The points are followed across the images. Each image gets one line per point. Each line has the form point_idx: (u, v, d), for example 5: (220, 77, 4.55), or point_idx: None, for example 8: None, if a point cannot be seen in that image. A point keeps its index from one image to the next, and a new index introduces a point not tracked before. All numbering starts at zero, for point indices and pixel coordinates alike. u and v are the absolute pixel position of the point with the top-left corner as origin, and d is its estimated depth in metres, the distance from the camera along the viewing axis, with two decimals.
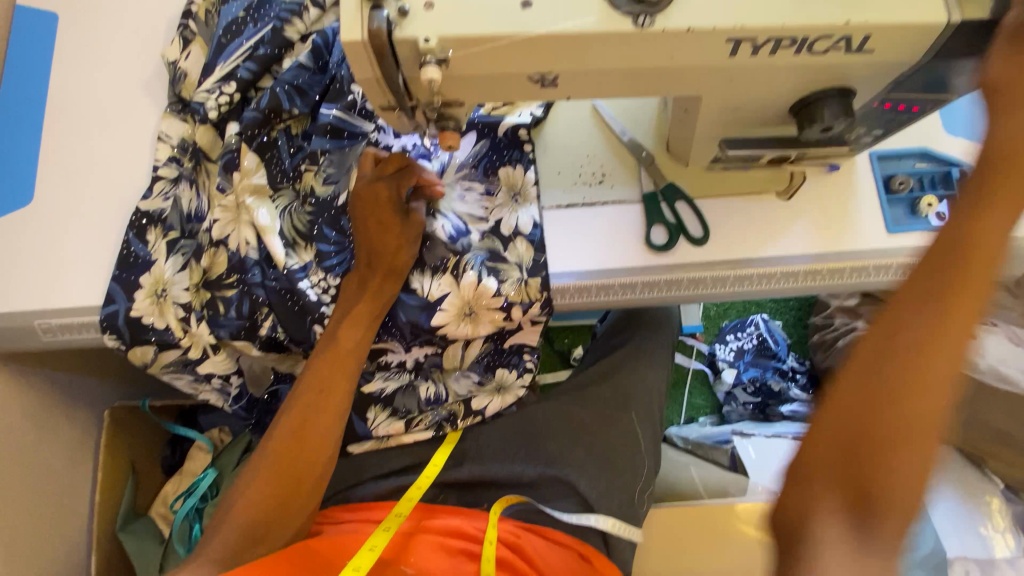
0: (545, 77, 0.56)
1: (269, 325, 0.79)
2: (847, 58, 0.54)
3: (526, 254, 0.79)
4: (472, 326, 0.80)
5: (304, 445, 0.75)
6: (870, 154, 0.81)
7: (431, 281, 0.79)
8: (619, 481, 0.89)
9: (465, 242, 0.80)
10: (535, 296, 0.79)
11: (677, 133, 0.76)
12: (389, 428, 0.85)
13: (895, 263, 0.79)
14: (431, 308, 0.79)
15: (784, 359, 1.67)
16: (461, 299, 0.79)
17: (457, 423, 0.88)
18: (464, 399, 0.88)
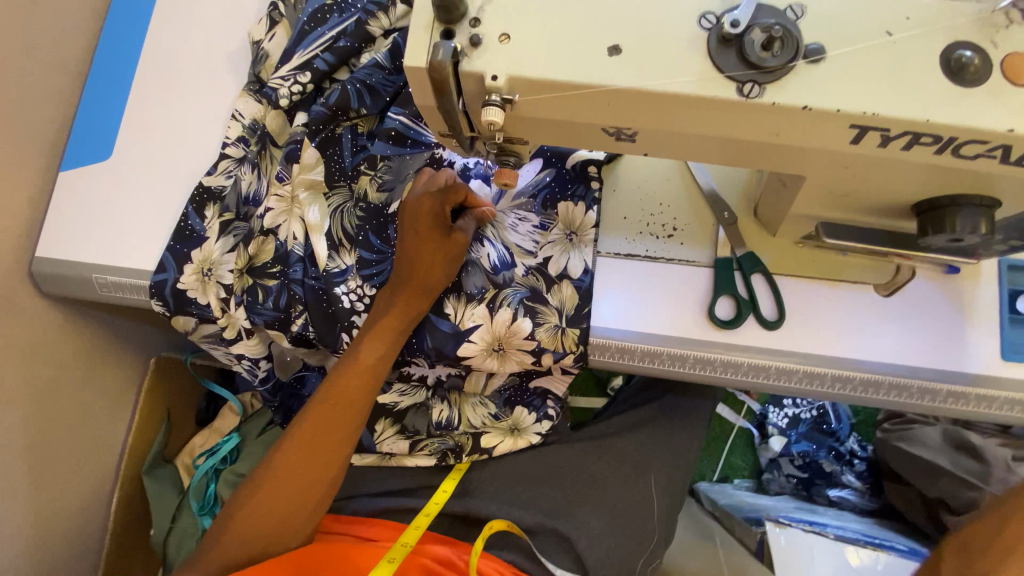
0: (622, 132, 0.49)
1: (301, 322, 0.78)
2: (1001, 168, 0.43)
3: (570, 300, 0.74)
4: (499, 362, 0.76)
5: (312, 459, 0.73)
6: (998, 262, 0.69)
7: (464, 309, 0.75)
8: (625, 549, 0.82)
9: (507, 274, 0.75)
10: (570, 348, 0.73)
11: (768, 201, 0.66)
12: (396, 445, 0.83)
13: (1001, 395, 0.66)
14: (458, 337, 0.75)
15: (843, 440, 1.52)
16: (492, 334, 0.74)
17: (462, 457, 0.84)
18: (475, 432, 0.84)
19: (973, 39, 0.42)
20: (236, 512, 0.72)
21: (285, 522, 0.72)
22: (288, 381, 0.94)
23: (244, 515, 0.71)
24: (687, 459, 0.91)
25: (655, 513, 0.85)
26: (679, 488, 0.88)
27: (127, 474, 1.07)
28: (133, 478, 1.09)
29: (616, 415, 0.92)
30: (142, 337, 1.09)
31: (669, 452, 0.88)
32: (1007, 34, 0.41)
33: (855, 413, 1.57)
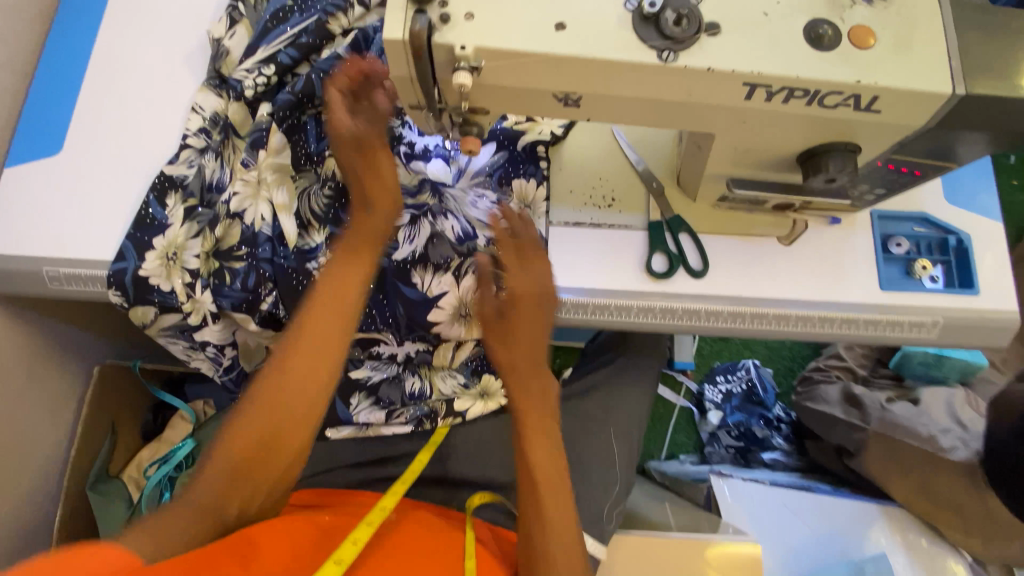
0: (569, 97, 0.59)
1: (271, 300, 0.81)
2: (855, 114, 0.57)
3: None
4: (465, 328, 0.84)
5: (301, 360, 0.65)
6: (871, 213, 0.84)
7: (432, 277, 0.82)
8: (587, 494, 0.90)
9: (470, 245, 0.83)
10: None
11: (688, 168, 0.79)
12: (370, 417, 0.87)
13: (884, 319, 0.80)
14: (428, 304, 0.82)
15: (771, 407, 1.66)
16: (458, 300, 0.82)
17: (436, 421, 0.89)
18: (447, 399, 0.90)
19: (827, 17, 0.55)
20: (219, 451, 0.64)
21: (262, 481, 0.65)
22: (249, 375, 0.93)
23: (225, 456, 0.64)
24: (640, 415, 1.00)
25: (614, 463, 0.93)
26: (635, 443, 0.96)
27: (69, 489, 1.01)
28: (76, 495, 1.03)
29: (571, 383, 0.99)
30: (86, 343, 1.05)
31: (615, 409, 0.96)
32: (849, 14, 0.56)
33: (779, 384, 1.74)
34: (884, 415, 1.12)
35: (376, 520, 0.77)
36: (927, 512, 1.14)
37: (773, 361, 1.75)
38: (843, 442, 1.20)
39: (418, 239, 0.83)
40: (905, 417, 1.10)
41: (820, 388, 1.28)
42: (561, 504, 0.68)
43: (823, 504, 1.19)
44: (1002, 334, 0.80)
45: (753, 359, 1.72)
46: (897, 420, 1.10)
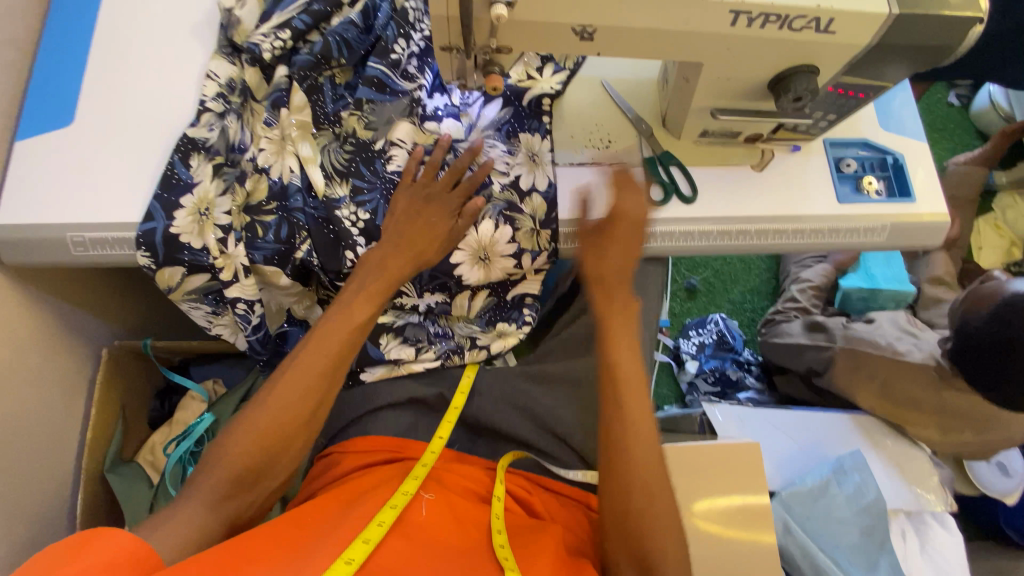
0: (585, 31, 0.69)
1: (305, 249, 0.86)
2: (816, 36, 0.70)
3: (542, 207, 0.91)
4: (483, 270, 0.92)
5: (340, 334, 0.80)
6: (823, 141, 0.99)
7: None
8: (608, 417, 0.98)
9: (487, 192, 0.90)
10: (544, 247, 0.92)
11: (673, 107, 0.90)
12: (399, 356, 0.93)
13: (843, 227, 0.94)
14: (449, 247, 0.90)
15: (741, 351, 1.83)
16: (479, 242, 0.90)
17: (463, 355, 0.97)
18: (470, 335, 0.98)
19: None
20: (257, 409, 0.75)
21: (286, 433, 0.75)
22: (273, 337, 0.95)
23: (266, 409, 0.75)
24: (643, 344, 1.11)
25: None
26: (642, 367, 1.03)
27: (88, 475, 0.99)
28: (94, 481, 1.01)
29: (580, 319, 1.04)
30: (94, 325, 1.03)
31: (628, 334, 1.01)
32: None
33: (745, 332, 1.90)
34: (847, 334, 1.34)
35: (417, 470, 0.83)
36: (889, 413, 1.30)
37: (739, 312, 1.91)
38: (812, 365, 1.38)
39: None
40: (867, 333, 1.31)
41: (786, 323, 1.49)
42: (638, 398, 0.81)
43: (800, 420, 1.33)
44: (936, 233, 0.97)
45: (720, 313, 1.86)
46: (858, 336, 1.31)
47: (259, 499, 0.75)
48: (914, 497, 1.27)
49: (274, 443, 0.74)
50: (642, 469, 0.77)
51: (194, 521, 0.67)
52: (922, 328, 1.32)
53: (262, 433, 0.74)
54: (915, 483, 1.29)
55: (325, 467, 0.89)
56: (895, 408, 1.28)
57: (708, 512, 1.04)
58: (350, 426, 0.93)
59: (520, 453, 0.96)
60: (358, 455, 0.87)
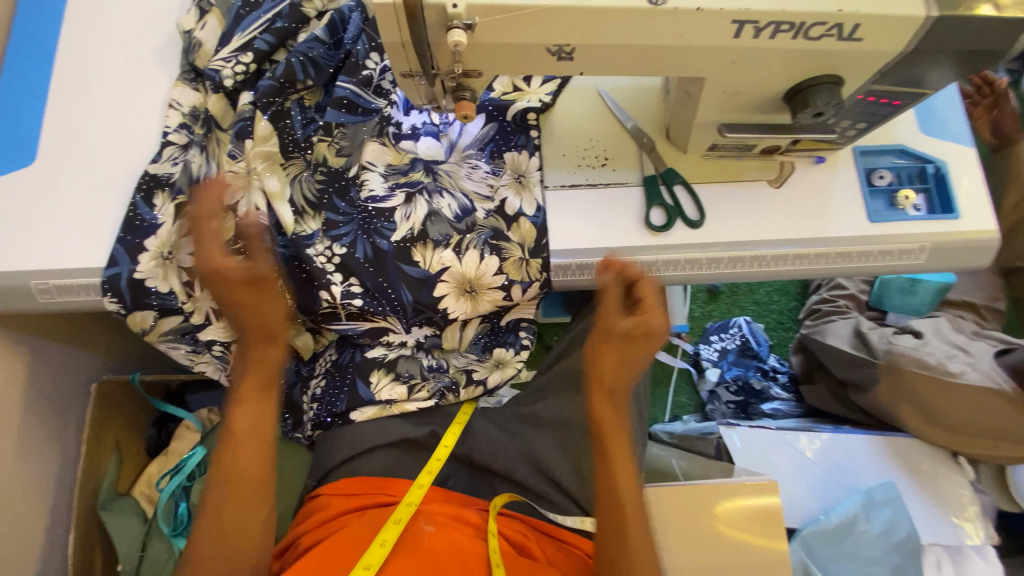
0: (562, 50, 0.60)
1: (277, 290, 0.80)
2: (838, 44, 0.59)
3: (530, 232, 0.82)
4: (470, 304, 0.83)
5: (249, 434, 0.70)
6: (852, 149, 0.87)
7: (433, 254, 0.81)
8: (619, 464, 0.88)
9: (471, 219, 0.82)
10: (535, 276, 0.82)
11: (676, 119, 0.80)
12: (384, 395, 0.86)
13: (873, 250, 0.83)
14: (433, 280, 0.81)
15: (765, 359, 1.71)
16: (464, 275, 0.81)
17: (459, 392, 0.89)
18: (465, 369, 0.90)
19: None
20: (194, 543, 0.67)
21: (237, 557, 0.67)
22: None
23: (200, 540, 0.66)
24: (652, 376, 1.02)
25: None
26: (640, 399, 0.93)
27: (82, 510, 0.99)
28: (90, 515, 1.01)
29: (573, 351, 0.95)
30: (82, 360, 1.02)
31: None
32: None
33: (771, 337, 1.78)
34: (890, 346, 1.16)
35: (398, 516, 0.77)
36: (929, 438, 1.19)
37: (763, 315, 1.78)
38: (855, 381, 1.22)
39: (416, 216, 0.81)
40: (914, 349, 1.13)
41: (829, 324, 1.31)
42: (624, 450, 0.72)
43: (832, 444, 1.22)
44: (986, 252, 0.84)
45: (743, 316, 1.75)
46: (903, 350, 1.14)
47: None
48: (950, 528, 1.16)
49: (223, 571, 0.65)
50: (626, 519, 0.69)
51: None
52: (968, 340, 1.17)
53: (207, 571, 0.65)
54: (952, 512, 1.18)
55: (313, 509, 0.83)
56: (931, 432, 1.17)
57: None
58: (335, 470, 0.86)
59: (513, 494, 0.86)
60: (340, 499, 0.82)
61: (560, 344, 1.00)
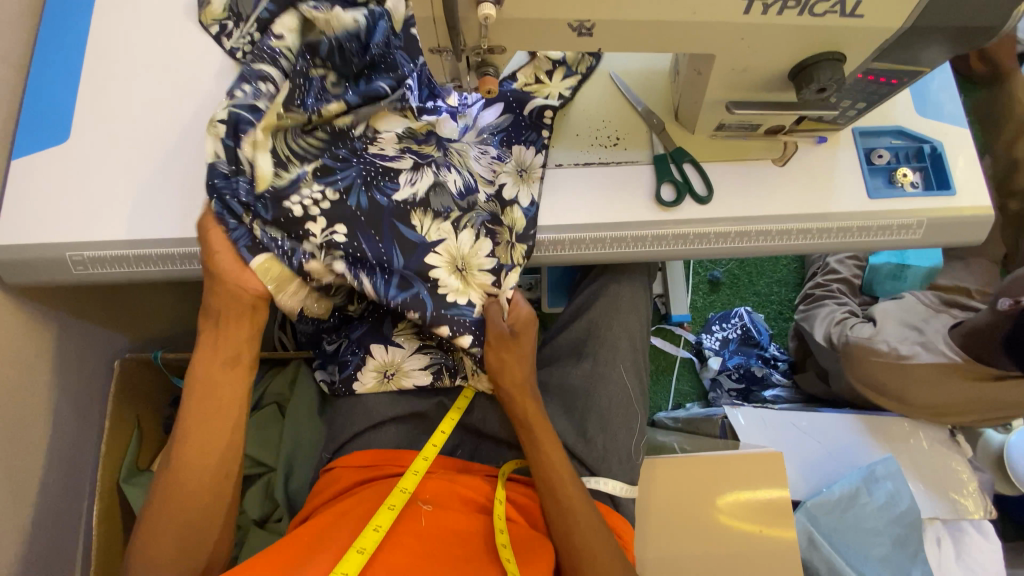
0: (583, 26, 0.63)
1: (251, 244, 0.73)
2: (841, 21, 0.63)
3: (520, 220, 0.84)
4: (461, 284, 0.80)
5: (208, 433, 0.76)
6: (852, 130, 0.91)
7: (432, 223, 0.79)
8: (624, 432, 0.91)
9: (472, 199, 0.83)
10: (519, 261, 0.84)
11: (686, 99, 0.84)
12: (388, 353, 0.88)
13: (874, 225, 0.87)
14: (426, 248, 0.78)
15: (766, 347, 1.75)
16: (456, 253, 0.79)
17: (456, 378, 0.89)
18: (472, 360, 0.88)
19: None
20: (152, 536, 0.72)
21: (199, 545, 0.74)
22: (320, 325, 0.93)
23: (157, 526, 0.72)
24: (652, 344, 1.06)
25: (628, 390, 0.93)
26: (643, 365, 0.98)
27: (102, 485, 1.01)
28: (110, 490, 1.03)
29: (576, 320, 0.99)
30: (104, 337, 1.04)
31: (626, 336, 0.96)
32: None
33: (772, 327, 1.82)
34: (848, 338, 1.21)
35: (405, 485, 0.79)
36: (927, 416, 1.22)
37: (764, 305, 1.82)
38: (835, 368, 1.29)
39: (420, 183, 0.79)
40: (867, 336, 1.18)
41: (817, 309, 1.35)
42: (555, 451, 0.83)
43: (833, 423, 1.25)
44: (980, 227, 0.88)
45: (745, 306, 1.78)
46: (857, 341, 1.18)
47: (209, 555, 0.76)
48: (950, 503, 1.20)
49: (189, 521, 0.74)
50: (573, 510, 0.79)
51: None
52: (929, 315, 1.19)
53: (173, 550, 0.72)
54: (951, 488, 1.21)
55: (325, 482, 0.85)
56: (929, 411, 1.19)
57: (726, 523, 1.00)
58: (349, 441, 0.88)
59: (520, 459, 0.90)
60: (354, 470, 0.84)
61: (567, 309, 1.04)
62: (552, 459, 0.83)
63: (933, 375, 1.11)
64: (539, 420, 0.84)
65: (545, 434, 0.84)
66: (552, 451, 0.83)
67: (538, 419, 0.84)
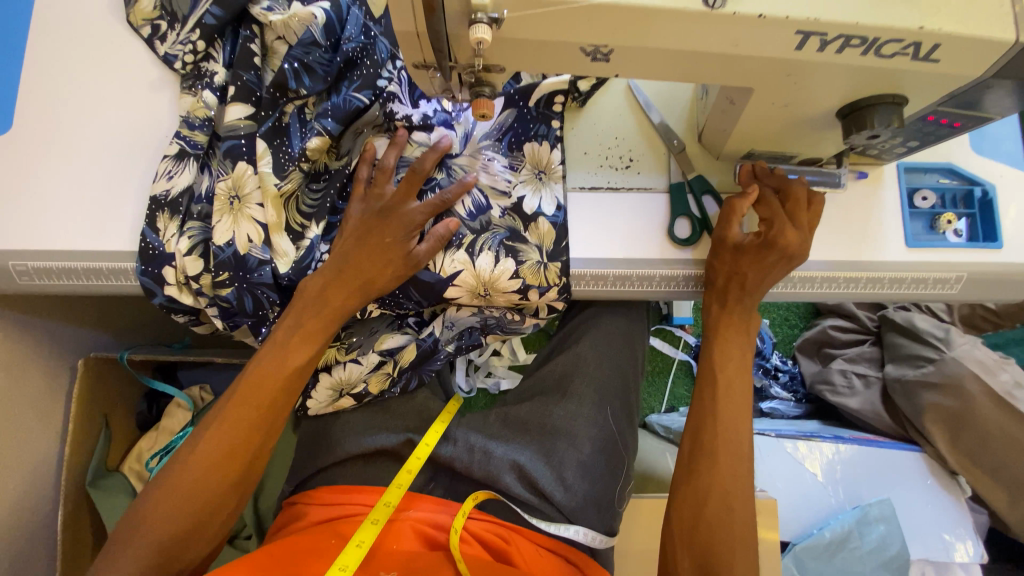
0: (598, 50, 0.53)
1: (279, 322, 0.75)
2: (912, 64, 0.52)
3: (549, 233, 0.74)
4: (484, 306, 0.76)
5: (281, 383, 0.69)
6: (897, 165, 0.81)
7: (444, 256, 0.73)
8: (608, 484, 0.84)
9: (485, 219, 0.74)
10: (554, 281, 0.74)
11: (713, 125, 0.73)
12: (346, 371, 0.81)
13: (908, 278, 0.78)
14: (444, 285, 0.73)
15: (768, 357, 1.52)
16: (477, 278, 0.73)
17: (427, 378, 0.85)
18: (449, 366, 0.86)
19: None
20: (147, 511, 0.64)
21: (223, 504, 0.67)
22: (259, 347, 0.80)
23: (164, 497, 0.65)
24: (633, 375, 0.93)
25: (616, 435, 0.87)
26: (634, 409, 0.92)
27: (69, 487, 0.97)
28: (78, 492, 1.00)
29: (559, 355, 0.92)
30: (69, 334, 0.98)
31: (614, 372, 0.91)
32: None
33: (775, 334, 1.57)
34: (952, 350, 1.17)
35: (362, 539, 0.73)
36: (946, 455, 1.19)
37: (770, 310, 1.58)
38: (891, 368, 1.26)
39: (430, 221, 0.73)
40: (979, 359, 1.15)
41: (910, 318, 1.28)
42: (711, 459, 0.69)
43: (834, 459, 1.21)
44: None
45: None
46: (960, 360, 1.15)
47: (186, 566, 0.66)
48: (940, 544, 1.18)
49: (186, 517, 0.64)
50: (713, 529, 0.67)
51: None
52: None
53: (163, 540, 0.63)
54: (944, 528, 1.19)
55: (288, 518, 0.80)
56: (949, 445, 1.19)
57: None
58: (315, 476, 0.84)
59: (486, 491, 0.82)
60: (318, 506, 0.79)
61: (543, 353, 0.98)
62: (700, 471, 0.69)
63: (988, 405, 1.12)
64: (721, 424, 0.70)
65: (708, 436, 0.70)
66: (710, 456, 0.69)
67: (725, 430, 0.70)
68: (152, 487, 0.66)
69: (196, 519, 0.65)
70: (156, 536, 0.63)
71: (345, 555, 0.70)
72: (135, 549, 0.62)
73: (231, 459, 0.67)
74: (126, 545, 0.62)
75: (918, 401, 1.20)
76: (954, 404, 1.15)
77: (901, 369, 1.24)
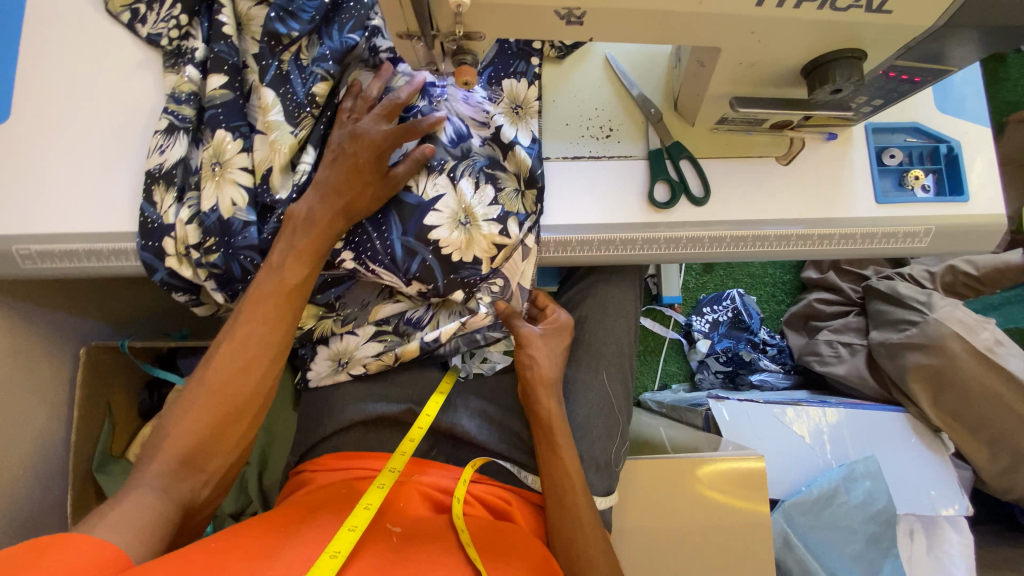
0: (572, 14, 0.56)
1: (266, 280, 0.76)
2: (866, 17, 0.56)
3: (525, 160, 0.78)
4: (466, 236, 0.76)
5: (285, 298, 0.71)
6: (865, 126, 0.84)
7: (427, 179, 0.76)
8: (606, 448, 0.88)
9: (465, 146, 0.77)
10: (530, 207, 0.79)
11: (686, 91, 0.76)
12: (343, 342, 0.85)
13: (879, 233, 0.82)
14: (425, 208, 0.75)
15: (756, 332, 1.55)
16: (458, 203, 0.76)
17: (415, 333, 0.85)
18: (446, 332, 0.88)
19: None
20: (169, 429, 0.67)
21: (241, 418, 0.70)
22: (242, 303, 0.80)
23: (184, 415, 0.67)
24: (628, 340, 0.95)
25: (611, 399, 0.91)
26: (631, 374, 0.95)
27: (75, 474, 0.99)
28: (83, 479, 1.02)
29: None
30: (69, 323, 1.00)
31: (608, 338, 0.94)
32: None
33: (763, 311, 1.64)
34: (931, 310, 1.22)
35: (369, 501, 0.73)
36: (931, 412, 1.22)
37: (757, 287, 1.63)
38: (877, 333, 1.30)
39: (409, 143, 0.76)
40: (957, 320, 1.19)
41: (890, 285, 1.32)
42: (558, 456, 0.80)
43: (819, 417, 1.24)
44: (994, 236, 0.83)
45: (737, 288, 1.60)
46: (942, 324, 1.18)
47: (212, 480, 0.69)
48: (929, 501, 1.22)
49: (203, 433, 0.67)
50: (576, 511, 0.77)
51: (139, 509, 0.61)
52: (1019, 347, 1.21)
53: (185, 453, 0.66)
54: (932, 485, 1.23)
55: (296, 485, 0.83)
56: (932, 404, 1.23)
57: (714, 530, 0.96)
58: (319, 445, 0.86)
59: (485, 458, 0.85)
60: (325, 473, 0.82)
61: None
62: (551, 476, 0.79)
63: (966, 361, 1.16)
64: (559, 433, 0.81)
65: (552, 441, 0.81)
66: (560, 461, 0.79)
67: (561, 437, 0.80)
68: (172, 410, 0.69)
69: (214, 433, 0.68)
70: (179, 449, 0.66)
71: (353, 516, 0.70)
72: (160, 461, 0.65)
73: (242, 373, 0.69)
74: (152, 461, 0.65)
75: (901, 361, 1.23)
76: (934, 362, 1.19)
77: (884, 332, 1.29)
